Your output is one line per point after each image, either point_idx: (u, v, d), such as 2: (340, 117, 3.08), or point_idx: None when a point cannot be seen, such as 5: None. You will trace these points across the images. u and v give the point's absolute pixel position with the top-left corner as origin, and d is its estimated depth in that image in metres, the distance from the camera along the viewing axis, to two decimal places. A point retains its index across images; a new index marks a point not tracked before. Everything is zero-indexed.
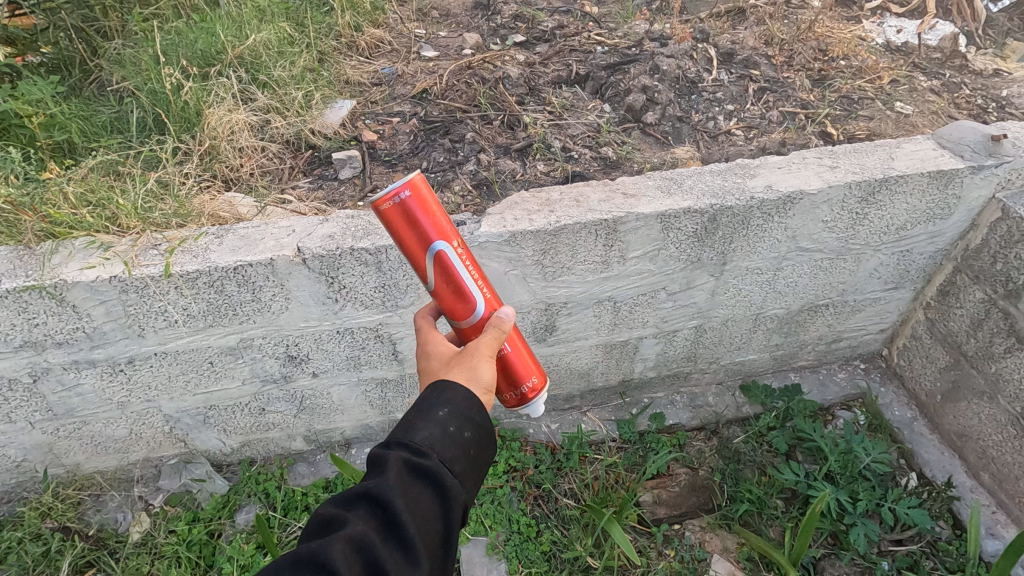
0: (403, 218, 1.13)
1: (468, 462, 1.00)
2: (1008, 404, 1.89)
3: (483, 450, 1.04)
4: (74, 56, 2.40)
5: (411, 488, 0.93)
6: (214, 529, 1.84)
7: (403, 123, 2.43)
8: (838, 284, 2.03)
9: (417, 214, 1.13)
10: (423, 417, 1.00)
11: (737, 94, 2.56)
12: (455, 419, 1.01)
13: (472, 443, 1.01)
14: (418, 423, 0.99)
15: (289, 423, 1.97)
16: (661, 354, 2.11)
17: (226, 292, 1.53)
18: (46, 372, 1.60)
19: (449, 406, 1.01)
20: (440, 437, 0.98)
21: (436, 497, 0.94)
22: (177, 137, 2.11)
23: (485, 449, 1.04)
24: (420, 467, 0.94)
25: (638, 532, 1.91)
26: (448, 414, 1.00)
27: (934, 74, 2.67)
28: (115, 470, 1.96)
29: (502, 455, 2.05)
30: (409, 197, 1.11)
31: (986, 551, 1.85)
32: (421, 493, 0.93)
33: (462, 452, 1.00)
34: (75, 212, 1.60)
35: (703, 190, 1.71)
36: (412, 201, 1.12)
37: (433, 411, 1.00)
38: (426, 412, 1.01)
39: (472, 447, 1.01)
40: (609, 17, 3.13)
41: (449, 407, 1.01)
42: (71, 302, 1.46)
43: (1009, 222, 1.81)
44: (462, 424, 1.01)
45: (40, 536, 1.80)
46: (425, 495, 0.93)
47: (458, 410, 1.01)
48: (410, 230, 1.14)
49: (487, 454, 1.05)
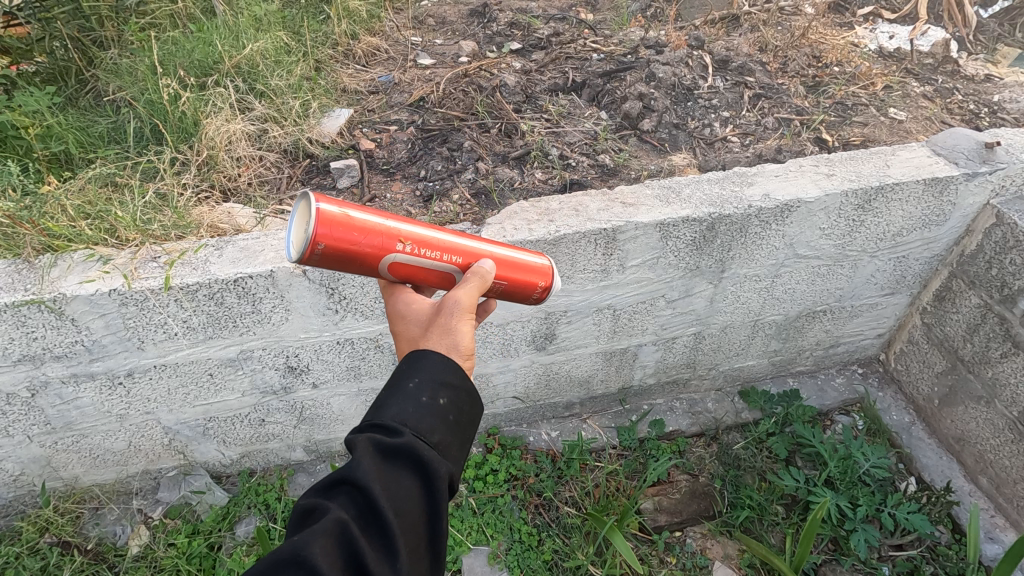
0: (335, 261, 1.08)
1: (448, 427, 0.99)
2: (1005, 408, 1.90)
3: (470, 420, 1.05)
4: (70, 66, 2.38)
5: (388, 470, 0.90)
6: (214, 542, 1.83)
7: (401, 131, 2.43)
8: (835, 290, 2.04)
9: (343, 256, 1.07)
10: (395, 396, 0.98)
11: (733, 101, 2.57)
12: (427, 389, 1.00)
13: (450, 410, 1.00)
14: (389, 402, 0.98)
15: (289, 434, 1.96)
16: (661, 361, 2.11)
17: (226, 303, 1.53)
18: (44, 385, 1.59)
19: (417, 377, 1.01)
20: (416, 410, 0.97)
21: (418, 476, 0.92)
22: (175, 147, 2.11)
23: (468, 411, 1.04)
24: (396, 445, 0.92)
25: (639, 539, 1.91)
26: (418, 386, 1.00)
27: (927, 79, 2.70)
28: (114, 482, 1.94)
29: (502, 464, 2.05)
30: (325, 248, 1.04)
31: (986, 555, 1.86)
32: (399, 474, 0.91)
33: (439, 421, 0.98)
34: (74, 224, 1.60)
35: (701, 199, 1.71)
36: (332, 249, 1.05)
37: (403, 388, 0.99)
38: (396, 389, 1.00)
39: (450, 414, 1.00)
40: (603, 24, 3.16)
41: (419, 378, 1.01)
42: (70, 315, 1.46)
43: (1004, 228, 1.83)
44: (434, 393, 1.00)
45: (38, 551, 1.79)
46: (407, 475, 0.91)
47: (429, 378, 1.01)
48: (356, 265, 1.10)
49: (473, 428, 1.06)
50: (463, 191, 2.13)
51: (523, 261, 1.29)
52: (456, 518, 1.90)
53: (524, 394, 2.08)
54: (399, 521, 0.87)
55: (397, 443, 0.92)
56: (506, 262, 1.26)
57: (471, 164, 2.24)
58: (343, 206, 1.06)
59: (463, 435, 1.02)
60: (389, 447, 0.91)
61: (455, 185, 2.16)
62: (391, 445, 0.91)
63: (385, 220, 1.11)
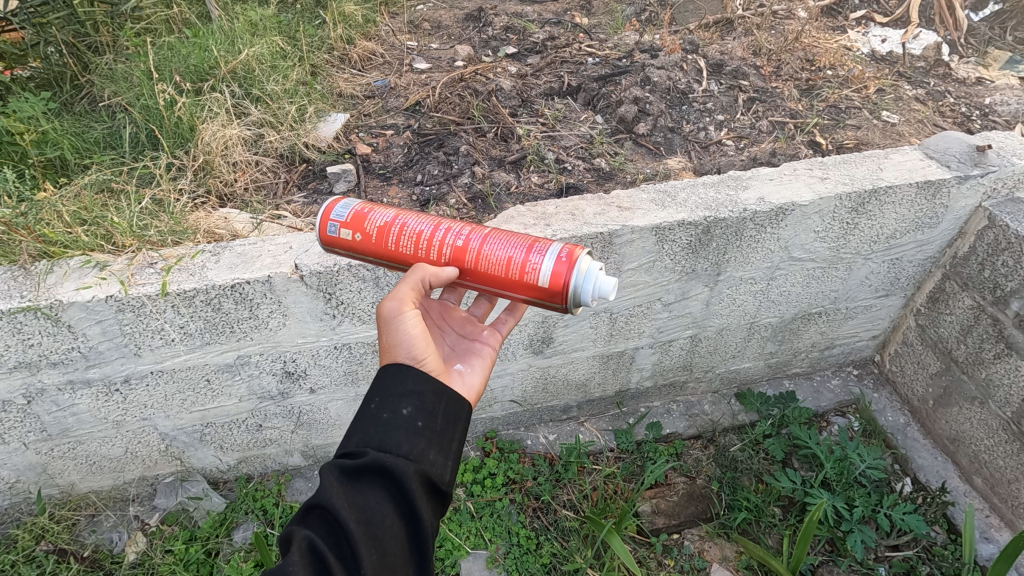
0: None
1: (417, 434, 1.04)
2: (999, 409, 1.92)
3: (446, 420, 1.08)
4: (65, 71, 2.38)
5: (356, 486, 0.97)
6: (212, 548, 1.82)
7: (397, 136, 2.44)
8: (830, 292, 2.05)
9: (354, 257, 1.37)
10: (359, 419, 1.05)
11: (728, 105, 2.59)
12: (388, 405, 1.05)
13: (417, 417, 1.05)
14: (356, 428, 1.05)
15: (286, 439, 1.96)
16: (658, 364, 2.12)
17: (223, 309, 1.53)
18: (40, 393, 1.58)
19: (378, 396, 1.07)
20: (378, 428, 1.03)
21: (387, 486, 0.98)
22: (171, 152, 2.11)
23: (441, 412, 1.08)
24: (359, 461, 0.98)
25: (638, 542, 1.92)
26: (379, 404, 1.06)
27: (919, 83, 2.72)
28: (111, 489, 1.94)
29: (501, 468, 2.04)
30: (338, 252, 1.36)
31: (981, 556, 1.87)
32: (366, 488, 0.97)
33: (406, 431, 1.03)
34: (70, 230, 1.59)
35: (696, 203, 1.72)
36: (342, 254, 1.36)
37: (365, 410, 1.06)
38: (360, 411, 1.06)
39: (418, 421, 1.05)
40: (599, 28, 3.18)
41: (379, 397, 1.07)
42: (66, 322, 1.45)
43: (996, 230, 1.85)
44: (395, 407, 1.05)
45: (33, 559, 1.78)
46: (376, 487, 0.98)
47: (388, 395, 1.06)
48: None
49: (454, 426, 1.09)
50: (459, 196, 2.13)
51: (519, 294, 1.21)
52: (454, 522, 1.91)
53: (521, 398, 2.09)
54: (369, 530, 0.94)
55: (359, 460, 0.98)
56: (498, 293, 1.23)
57: (467, 168, 2.25)
58: (332, 246, 1.29)
59: (438, 436, 1.06)
60: (350, 467, 0.97)
61: (452, 189, 2.16)
62: (353, 464, 0.98)
63: (368, 256, 1.27)
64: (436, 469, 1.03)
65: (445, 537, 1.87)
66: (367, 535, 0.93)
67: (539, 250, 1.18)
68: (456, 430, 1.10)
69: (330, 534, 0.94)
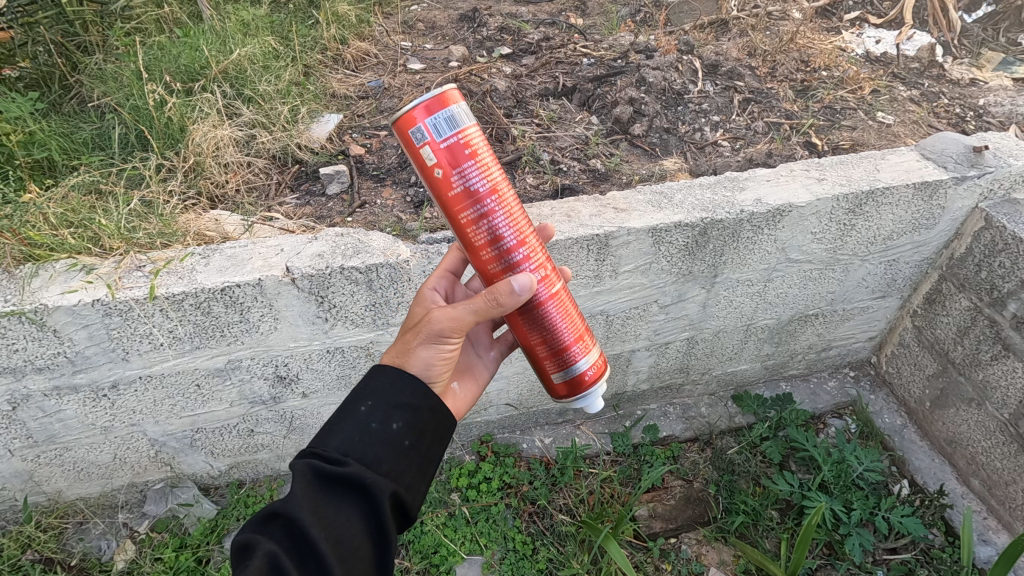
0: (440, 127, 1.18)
1: (400, 452, 1.05)
2: (996, 410, 1.91)
3: (430, 440, 1.10)
4: (54, 71, 2.34)
5: (330, 500, 0.98)
6: (202, 556, 1.79)
7: (390, 136, 2.41)
8: (827, 294, 2.04)
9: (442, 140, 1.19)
10: (346, 421, 1.05)
11: (723, 105, 2.58)
12: (379, 414, 1.06)
13: (404, 435, 1.06)
14: (340, 429, 1.04)
15: (279, 444, 1.93)
16: (654, 366, 2.11)
17: (213, 312, 1.50)
18: (25, 398, 1.55)
19: (370, 402, 1.07)
20: (363, 438, 1.03)
21: (360, 505, 0.99)
22: (161, 153, 2.07)
23: (428, 432, 1.10)
24: (339, 473, 0.98)
25: (635, 546, 1.90)
26: (368, 410, 1.06)
27: (913, 83, 2.72)
28: (99, 496, 1.90)
29: (496, 473, 2.02)
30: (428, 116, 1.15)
31: (979, 558, 1.86)
32: (339, 502, 0.98)
33: (389, 446, 1.04)
34: (56, 233, 1.56)
35: (693, 204, 1.71)
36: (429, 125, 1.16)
37: (355, 412, 1.05)
38: (350, 410, 1.06)
39: (406, 439, 1.06)
40: (595, 28, 3.16)
41: (371, 401, 1.07)
42: (52, 327, 1.42)
43: (992, 231, 1.84)
44: (384, 418, 1.05)
45: (20, 568, 1.76)
46: (348, 503, 0.99)
47: (383, 402, 1.06)
48: None
49: (435, 449, 1.12)
50: None
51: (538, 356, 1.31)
52: (449, 528, 1.89)
53: (517, 401, 2.07)
54: (337, 550, 0.94)
55: (342, 471, 0.98)
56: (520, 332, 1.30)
57: None
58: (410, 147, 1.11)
59: (420, 458, 1.08)
60: (325, 478, 0.98)
61: None
62: (331, 475, 0.98)
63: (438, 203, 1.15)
64: (410, 491, 1.06)
65: (440, 543, 1.84)
66: (335, 555, 0.94)
67: (575, 352, 1.28)
68: (436, 453, 1.12)
69: (294, 549, 0.94)
